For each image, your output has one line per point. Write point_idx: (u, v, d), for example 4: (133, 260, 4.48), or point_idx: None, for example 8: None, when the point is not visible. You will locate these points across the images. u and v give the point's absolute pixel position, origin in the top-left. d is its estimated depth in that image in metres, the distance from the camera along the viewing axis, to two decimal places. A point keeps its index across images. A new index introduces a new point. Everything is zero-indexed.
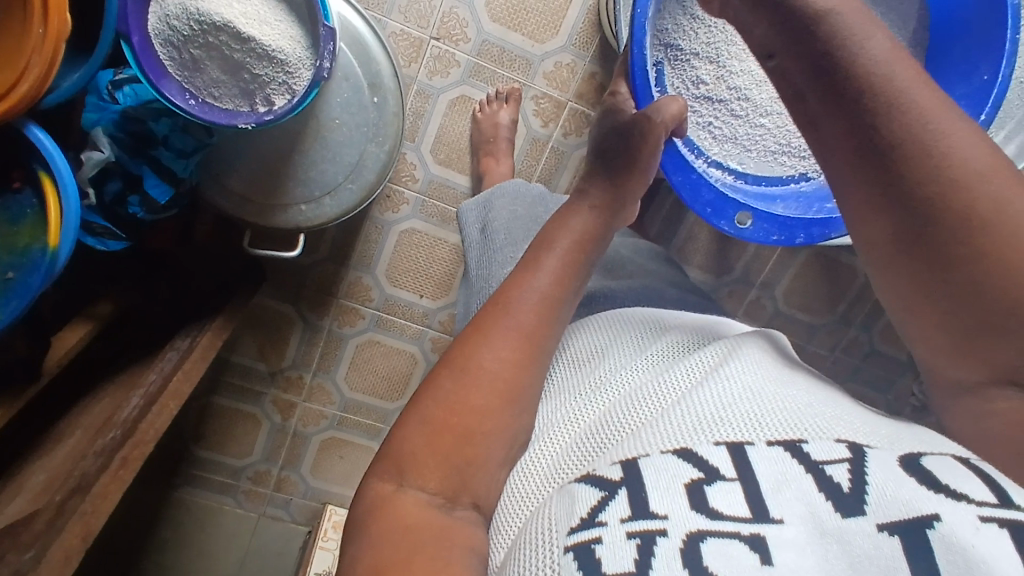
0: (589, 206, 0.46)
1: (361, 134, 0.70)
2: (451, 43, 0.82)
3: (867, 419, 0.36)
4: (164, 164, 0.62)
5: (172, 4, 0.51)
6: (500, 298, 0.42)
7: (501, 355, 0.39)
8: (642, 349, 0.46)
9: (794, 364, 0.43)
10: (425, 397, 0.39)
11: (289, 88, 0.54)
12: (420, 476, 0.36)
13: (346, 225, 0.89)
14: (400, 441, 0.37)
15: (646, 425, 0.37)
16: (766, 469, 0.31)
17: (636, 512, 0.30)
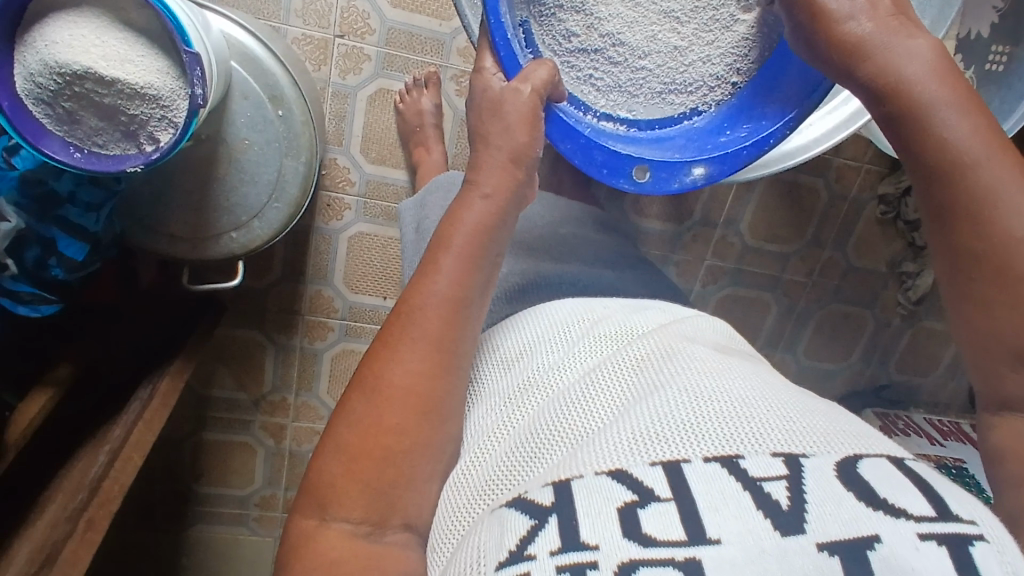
0: (482, 197, 0.50)
1: (274, 150, 0.68)
2: (357, 38, 0.80)
3: (792, 415, 0.38)
4: (73, 222, 0.61)
5: (32, 61, 0.49)
6: (405, 306, 0.47)
7: (408, 370, 0.45)
8: (568, 349, 0.49)
9: (724, 361, 0.45)
10: (342, 423, 0.44)
11: (170, 122, 0.52)
12: (343, 508, 0.42)
13: (293, 242, 0.88)
14: (321, 470, 0.43)
15: (581, 442, 0.39)
16: (702, 488, 0.32)
17: (566, 543, 0.32)
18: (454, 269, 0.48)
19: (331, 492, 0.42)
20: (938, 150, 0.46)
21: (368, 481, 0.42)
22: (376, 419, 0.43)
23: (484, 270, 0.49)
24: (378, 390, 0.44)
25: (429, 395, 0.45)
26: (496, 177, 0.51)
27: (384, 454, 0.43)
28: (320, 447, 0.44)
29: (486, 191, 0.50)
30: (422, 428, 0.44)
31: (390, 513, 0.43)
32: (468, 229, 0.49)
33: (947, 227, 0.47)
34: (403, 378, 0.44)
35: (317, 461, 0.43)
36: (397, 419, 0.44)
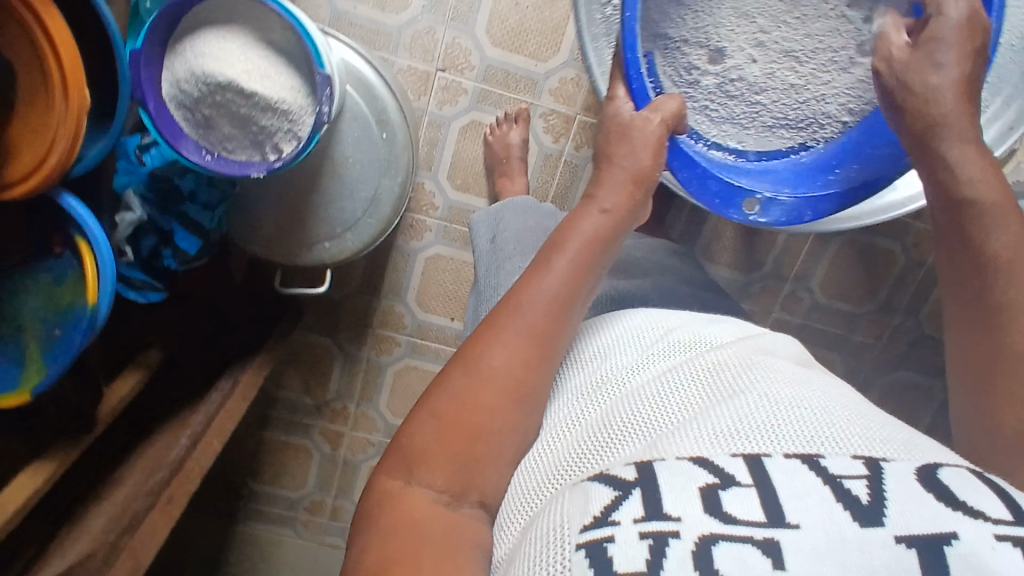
0: (599, 209, 0.47)
1: (375, 169, 0.73)
2: (457, 73, 0.84)
3: (879, 427, 0.37)
4: (191, 217, 0.65)
5: (179, 68, 0.54)
6: (512, 294, 0.43)
7: (511, 355, 0.41)
8: (649, 345, 0.47)
9: (805, 373, 0.43)
10: (435, 393, 0.41)
11: (295, 135, 0.57)
12: (426, 472, 0.38)
13: (374, 258, 0.92)
14: (409, 434, 0.39)
15: (661, 428, 0.37)
16: (783, 478, 0.32)
17: (650, 513, 0.31)
18: (567, 271, 0.44)
19: (420, 458, 0.38)
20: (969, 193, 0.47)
21: (456, 452, 0.38)
22: (472, 397, 0.40)
23: (597, 271, 0.46)
24: (478, 368, 0.41)
25: (526, 381, 0.41)
26: (618, 195, 0.47)
27: (473, 430, 0.39)
28: (411, 414, 0.41)
29: (606, 207, 0.46)
30: (512, 415, 0.40)
31: (468, 487, 0.39)
32: (586, 236, 0.45)
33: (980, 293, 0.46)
34: (504, 365, 0.41)
35: (409, 422, 0.40)
36: (492, 399, 0.40)
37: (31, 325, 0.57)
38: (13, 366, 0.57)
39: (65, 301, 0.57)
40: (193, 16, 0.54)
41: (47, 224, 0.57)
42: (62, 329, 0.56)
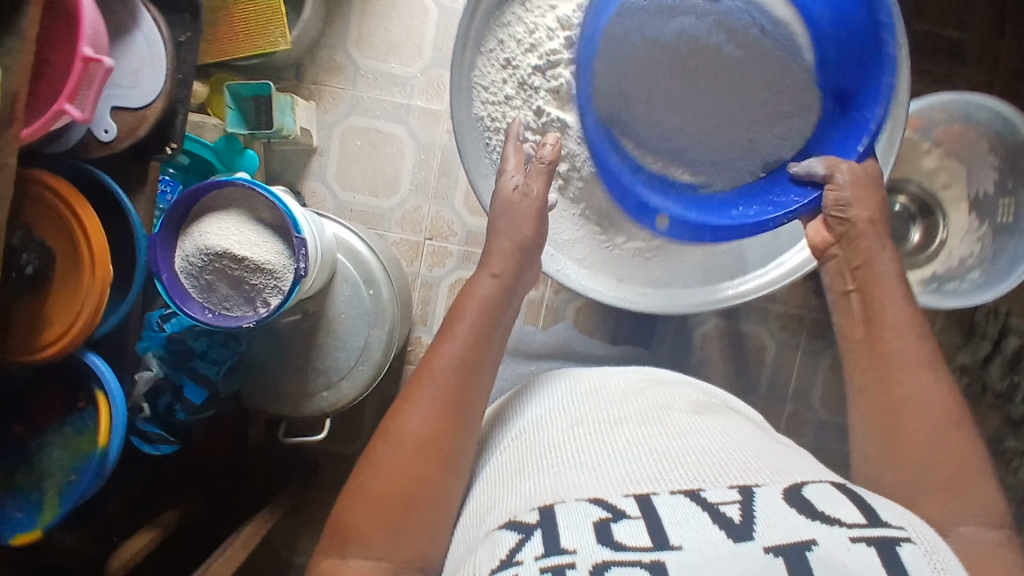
0: (489, 276, 0.53)
1: (364, 322, 0.83)
2: (443, 239, 0.97)
3: (765, 463, 0.38)
4: (200, 372, 0.75)
5: (188, 246, 0.68)
6: (424, 366, 0.48)
7: (427, 421, 0.45)
8: (565, 406, 0.49)
9: (706, 421, 0.45)
10: (368, 469, 0.44)
11: (279, 289, 0.68)
12: (366, 546, 0.42)
13: (380, 412, 0.98)
14: (348, 514, 0.43)
15: (565, 475, 0.39)
16: (667, 508, 0.33)
17: (550, 549, 0.32)
18: (467, 335, 0.49)
19: (355, 532, 0.42)
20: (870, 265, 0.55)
21: (390, 518, 0.42)
22: (403, 469, 0.43)
23: (497, 335, 0.51)
24: (402, 441, 0.44)
25: (446, 447, 0.45)
26: (503, 259, 0.54)
27: (409, 499, 0.43)
28: (350, 491, 0.44)
29: (495, 272, 0.54)
30: (433, 480, 0.44)
31: (412, 554, 0.42)
32: (478, 303, 0.51)
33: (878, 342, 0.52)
34: (425, 431, 0.45)
35: (346, 503, 0.44)
36: (420, 467, 0.44)
37: (54, 473, 0.67)
38: (33, 512, 0.66)
39: (83, 449, 0.67)
40: (200, 204, 0.69)
41: (75, 385, 0.69)
42: (77, 475, 0.66)
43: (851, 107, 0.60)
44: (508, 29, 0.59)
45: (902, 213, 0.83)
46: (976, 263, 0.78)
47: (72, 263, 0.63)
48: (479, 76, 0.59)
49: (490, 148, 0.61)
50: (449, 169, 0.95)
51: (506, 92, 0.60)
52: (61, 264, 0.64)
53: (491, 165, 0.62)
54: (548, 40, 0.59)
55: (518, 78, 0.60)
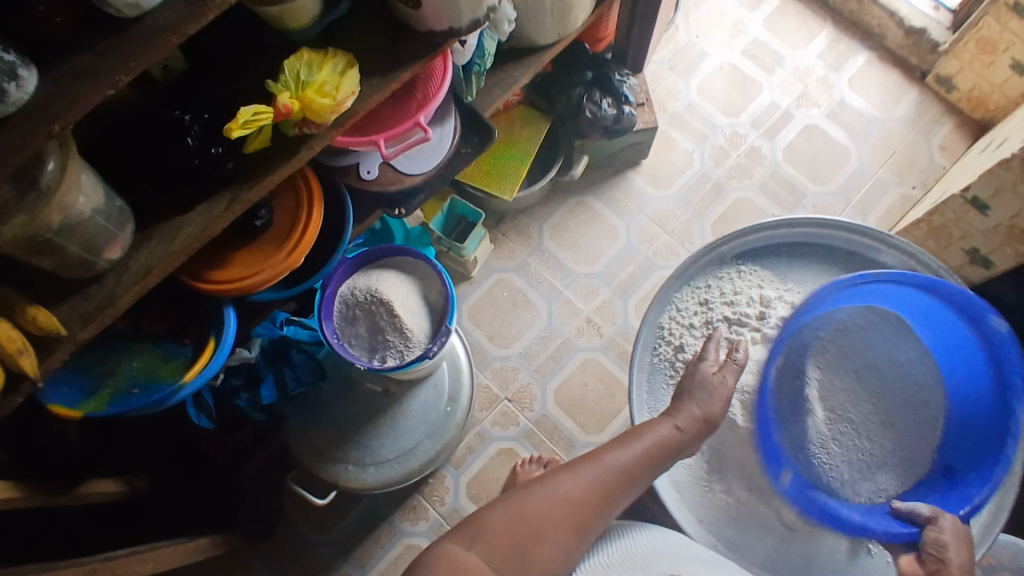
0: (675, 423, 0.58)
1: (423, 429, 0.87)
2: (518, 407, 1.02)
3: None
4: (284, 379, 0.81)
5: (361, 282, 0.78)
6: (598, 452, 0.54)
7: (579, 490, 0.51)
8: (689, 559, 0.52)
9: None
10: (518, 498, 0.50)
11: (401, 355, 0.75)
12: (486, 550, 0.46)
13: (365, 519, 0.97)
14: (485, 518, 0.48)
15: None
16: None
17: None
18: (640, 452, 0.55)
19: (489, 535, 0.47)
20: None
21: (517, 541, 0.47)
22: (543, 511, 0.49)
23: (660, 472, 0.56)
24: (555, 492, 0.50)
25: (586, 518, 0.50)
26: (692, 420, 0.59)
27: (534, 536, 0.47)
28: (493, 503, 0.49)
29: (680, 424, 0.58)
30: (565, 537, 0.49)
31: None
32: (659, 436, 0.57)
33: None
34: (574, 496, 0.51)
35: (484, 510, 0.49)
36: (556, 520, 0.49)
37: (120, 374, 0.71)
38: (77, 392, 0.69)
39: (159, 374, 0.72)
40: (393, 259, 0.80)
41: (193, 324, 0.76)
42: (138, 390, 0.71)
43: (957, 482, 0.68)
44: (718, 282, 0.73)
45: None
46: None
47: (277, 236, 0.74)
48: (679, 300, 0.73)
49: (656, 353, 0.72)
50: (560, 356, 1.04)
51: (692, 321, 0.72)
52: (273, 233, 0.74)
53: (647, 365, 0.71)
54: (745, 305, 0.72)
55: (707, 317, 0.72)
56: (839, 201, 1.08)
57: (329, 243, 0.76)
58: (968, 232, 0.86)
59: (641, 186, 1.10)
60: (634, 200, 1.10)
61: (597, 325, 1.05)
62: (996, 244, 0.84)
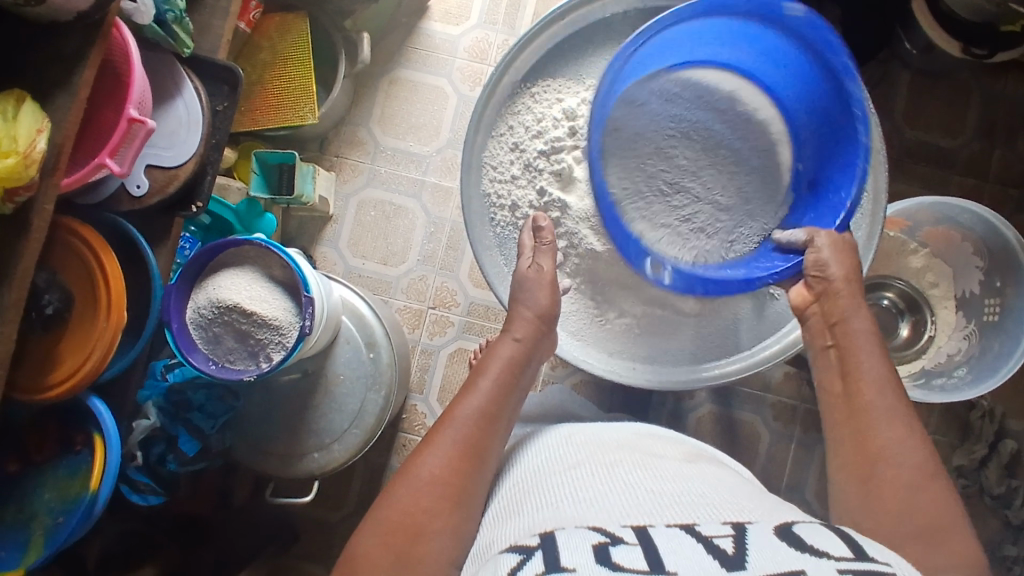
0: (513, 339, 0.58)
1: (361, 384, 0.84)
2: (445, 308, 0.99)
3: (766, 512, 0.40)
4: (195, 424, 0.77)
5: (201, 298, 0.71)
6: (446, 414, 0.51)
7: (441, 464, 0.47)
8: (567, 455, 0.50)
9: (700, 474, 0.47)
10: (383, 505, 0.46)
11: (283, 344, 0.71)
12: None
13: (368, 478, 0.97)
14: (356, 544, 0.44)
15: (573, 512, 0.40)
16: (662, 537, 0.34)
17: (549, 567, 0.33)
18: (488, 389, 0.53)
19: (363, 561, 0.43)
20: (855, 365, 0.54)
21: (396, 550, 0.43)
22: (412, 503, 0.45)
23: (515, 393, 0.55)
24: (416, 478, 0.47)
25: (461, 488, 0.47)
26: (523, 325, 0.59)
27: (416, 532, 0.44)
28: (362, 524, 0.45)
29: (517, 336, 0.58)
30: (448, 514, 0.45)
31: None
32: (501, 360, 0.56)
33: (854, 429, 0.51)
34: (438, 472, 0.47)
35: (355, 538, 0.45)
36: (429, 504, 0.45)
37: (41, 512, 0.69)
38: (16, 550, 0.68)
39: (75, 491, 0.69)
40: (216, 261, 0.73)
41: (77, 427, 0.71)
42: (64, 517, 0.68)
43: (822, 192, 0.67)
44: (518, 117, 0.67)
45: (890, 309, 0.86)
46: (962, 360, 0.81)
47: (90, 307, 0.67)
48: (490, 157, 0.67)
49: (496, 223, 0.68)
50: (457, 242, 0.99)
51: (512, 173, 0.67)
52: (80, 306, 0.67)
53: (493, 240, 0.68)
54: (552, 129, 0.66)
55: (524, 160, 0.66)
56: None
57: (140, 286, 0.70)
58: None
59: (441, 29, 0.99)
60: (444, 49, 0.99)
61: None
62: None
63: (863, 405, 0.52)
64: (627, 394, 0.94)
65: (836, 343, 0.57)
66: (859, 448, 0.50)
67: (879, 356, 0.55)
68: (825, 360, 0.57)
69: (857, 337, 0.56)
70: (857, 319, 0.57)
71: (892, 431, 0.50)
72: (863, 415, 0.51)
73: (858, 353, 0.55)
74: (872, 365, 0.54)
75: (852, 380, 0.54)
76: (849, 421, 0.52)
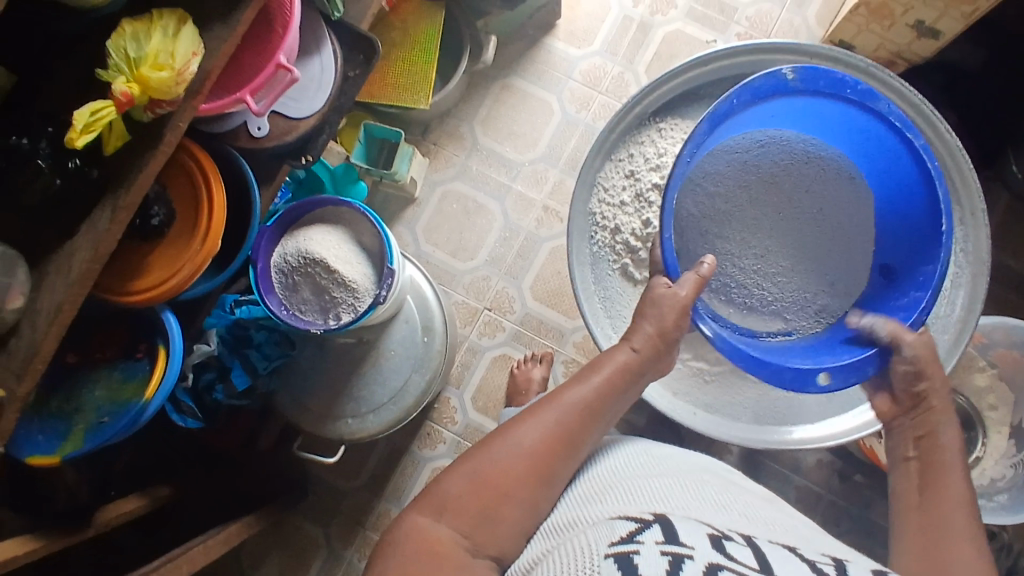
0: (630, 346, 0.58)
1: (408, 364, 0.86)
2: (500, 313, 1.00)
3: (845, 553, 0.43)
4: (251, 361, 0.80)
5: (289, 246, 0.74)
6: (557, 393, 0.52)
7: (538, 440, 0.48)
8: (645, 457, 0.52)
9: (773, 506, 0.50)
10: (481, 458, 0.47)
11: (354, 307, 0.74)
12: (455, 518, 0.44)
13: (387, 457, 0.99)
14: (446, 487, 0.46)
15: (675, 508, 0.42)
16: (770, 551, 0.38)
17: (669, 538, 0.36)
18: (599, 384, 0.54)
19: (453, 503, 0.45)
20: (941, 461, 0.57)
21: (484, 504, 0.45)
22: (506, 468, 0.47)
23: (622, 396, 0.55)
24: (517, 444, 0.48)
25: (552, 468, 0.48)
26: (644, 335, 0.58)
27: (502, 494, 0.46)
28: (454, 468, 0.47)
29: (636, 345, 0.58)
30: (535, 488, 0.47)
31: (489, 541, 0.44)
32: (617, 363, 0.56)
33: (921, 514, 0.53)
34: (535, 446, 0.48)
35: (443, 479, 0.47)
36: (522, 473, 0.47)
37: (88, 408, 0.71)
38: (54, 438, 0.69)
39: (125, 396, 0.72)
40: (311, 215, 0.76)
41: (142, 337, 0.75)
42: (110, 418, 0.70)
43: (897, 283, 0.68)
44: (639, 148, 0.69)
45: None
46: (1005, 486, 0.80)
47: (189, 226, 0.70)
48: (604, 178, 0.69)
49: (594, 242, 0.70)
50: (527, 252, 1.01)
51: (622, 199, 0.69)
52: (178, 225, 0.71)
53: (588, 256, 0.69)
54: (672, 166, 0.68)
55: (637, 189, 0.69)
56: (773, 7, 1.00)
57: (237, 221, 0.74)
58: (909, 5, 0.78)
59: (563, 49, 1.02)
60: (561, 68, 1.02)
61: (555, 211, 1.01)
62: (941, 11, 0.77)
63: (941, 500, 0.53)
64: (657, 440, 0.94)
65: (918, 456, 0.58)
66: (926, 538, 0.51)
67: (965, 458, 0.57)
68: (905, 471, 0.58)
69: (950, 438, 0.58)
70: (946, 427, 0.59)
71: (959, 545, 0.49)
72: (936, 510, 0.53)
73: (943, 451, 0.57)
74: (956, 466, 0.56)
75: (930, 475, 0.56)
76: (916, 508, 0.54)
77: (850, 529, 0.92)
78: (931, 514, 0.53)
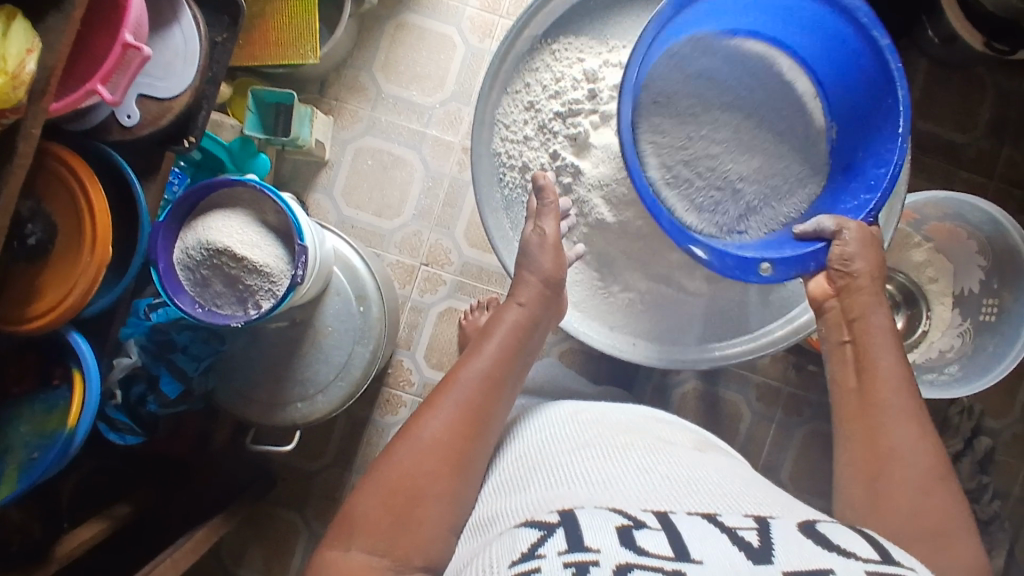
0: (518, 304, 0.57)
1: (349, 337, 0.83)
2: (438, 266, 0.97)
3: (777, 505, 0.41)
4: (178, 366, 0.76)
5: (190, 239, 0.68)
6: (452, 374, 0.51)
7: (443, 428, 0.47)
8: (575, 432, 0.50)
9: (704, 459, 0.48)
10: (382, 465, 0.46)
11: (273, 292, 0.69)
12: (366, 539, 0.43)
13: (350, 431, 0.97)
14: (356, 504, 0.44)
15: (590, 492, 0.40)
16: (686, 526, 0.35)
17: (573, 546, 0.33)
18: (494, 353, 0.53)
19: (363, 523, 0.43)
20: (871, 361, 0.54)
21: (396, 511, 0.44)
22: (414, 467, 0.45)
23: (520, 361, 0.54)
24: (419, 439, 0.46)
25: (463, 453, 0.47)
26: (529, 291, 0.58)
27: (414, 495, 0.44)
28: (365, 479, 0.46)
29: (521, 301, 0.58)
30: (449, 480, 0.46)
31: (412, 552, 0.43)
32: (507, 326, 0.55)
33: (861, 419, 0.52)
34: (442, 435, 0.47)
35: (355, 494, 0.45)
36: (431, 467, 0.45)
37: (16, 447, 0.67)
38: None
39: (52, 426, 0.67)
40: (206, 202, 0.70)
41: (57, 362, 0.70)
42: (40, 453, 0.65)
43: (856, 170, 0.65)
44: (535, 75, 0.66)
45: (888, 299, 0.86)
46: (954, 356, 0.82)
47: (76, 235, 0.64)
48: (503, 115, 0.66)
49: (504, 184, 0.67)
50: (454, 199, 0.96)
51: (525, 133, 0.65)
52: (64, 234, 0.64)
53: (501, 201, 0.67)
54: (571, 90, 0.64)
55: (539, 121, 0.65)
56: None
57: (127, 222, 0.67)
58: None
59: None
60: None
61: None
62: None
63: (876, 401, 0.52)
64: (614, 366, 0.94)
65: (853, 339, 0.57)
66: (869, 440, 0.51)
67: (894, 352, 0.55)
68: (840, 355, 0.57)
69: (882, 335, 0.56)
70: (879, 315, 0.57)
71: (905, 432, 0.50)
72: (876, 405, 0.52)
73: (878, 340, 0.56)
74: (890, 361, 0.54)
75: (868, 373, 0.54)
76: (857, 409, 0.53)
77: (812, 417, 0.94)
78: (872, 415, 0.52)
